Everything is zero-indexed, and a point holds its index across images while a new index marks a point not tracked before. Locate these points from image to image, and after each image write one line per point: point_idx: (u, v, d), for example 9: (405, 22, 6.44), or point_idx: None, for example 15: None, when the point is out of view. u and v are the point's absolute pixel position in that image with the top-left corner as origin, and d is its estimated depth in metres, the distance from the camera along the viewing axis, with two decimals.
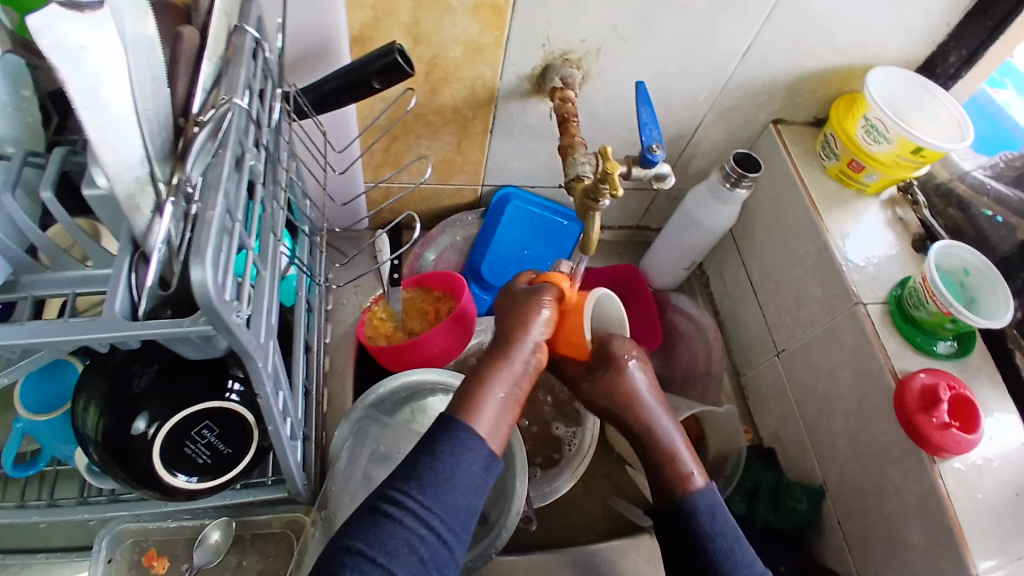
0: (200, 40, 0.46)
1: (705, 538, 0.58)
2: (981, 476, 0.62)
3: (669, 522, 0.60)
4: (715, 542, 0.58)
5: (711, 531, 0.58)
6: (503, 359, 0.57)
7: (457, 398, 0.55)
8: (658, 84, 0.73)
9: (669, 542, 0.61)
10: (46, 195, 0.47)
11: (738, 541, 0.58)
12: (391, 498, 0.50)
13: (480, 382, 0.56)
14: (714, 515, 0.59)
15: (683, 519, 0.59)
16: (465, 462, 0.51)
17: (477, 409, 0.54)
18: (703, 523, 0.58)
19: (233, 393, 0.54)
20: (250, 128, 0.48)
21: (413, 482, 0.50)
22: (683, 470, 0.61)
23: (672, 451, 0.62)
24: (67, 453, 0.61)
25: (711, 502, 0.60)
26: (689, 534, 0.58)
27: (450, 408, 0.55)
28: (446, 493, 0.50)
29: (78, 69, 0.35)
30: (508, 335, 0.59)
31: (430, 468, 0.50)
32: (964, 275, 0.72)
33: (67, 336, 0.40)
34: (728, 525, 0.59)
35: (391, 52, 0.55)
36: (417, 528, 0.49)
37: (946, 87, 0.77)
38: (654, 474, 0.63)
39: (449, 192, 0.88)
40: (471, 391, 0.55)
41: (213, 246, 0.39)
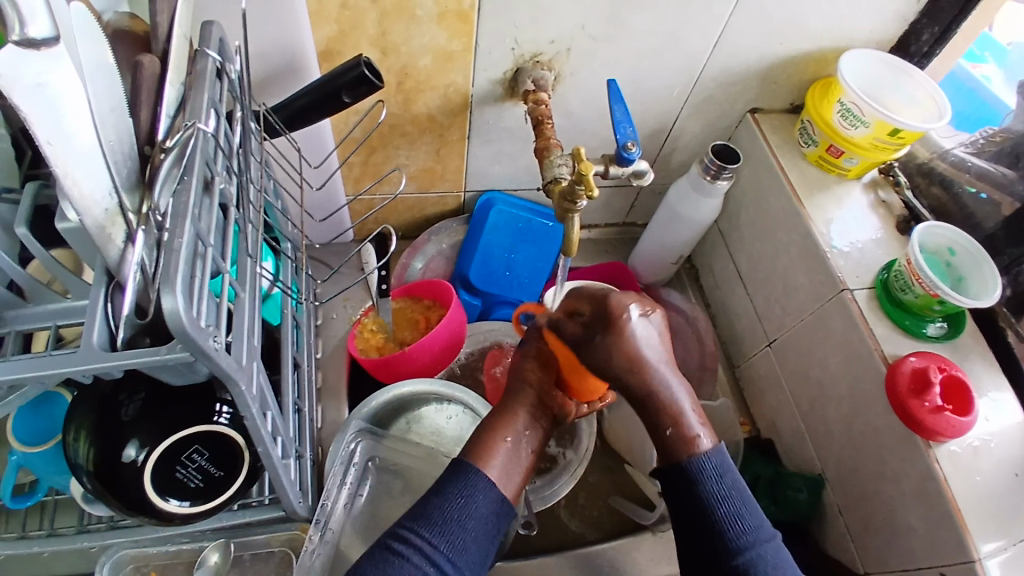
0: (161, 66, 0.46)
1: (714, 503, 0.55)
2: (978, 457, 0.62)
3: (672, 484, 0.57)
4: (721, 506, 0.55)
5: (718, 494, 0.55)
6: (506, 412, 0.61)
7: (469, 445, 0.58)
8: (632, 80, 0.73)
9: (672, 503, 0.58)
10: (20, 231, 0.47)
11: (750, 513, 0.56)
12: (400, 536, 0.52)
13: (490, 432, 0.59)
14: (721, 478, 0.56)
15: (691, 482, 0.56)
16: (475, 503, 0.53)
17: (486, 453, 0.57)
18: (709, 485, 0.55)
19: (222, 416, 0.54)
20: (217, 152, 0.48)
21: (421, 521, 0.52)
22: (689, 431, 0.56)
23: (676, 410, 0.56)
24: (63, 483, 0.62)
25: (718, 465, 0.56)
26: (696, 496, 0.56)
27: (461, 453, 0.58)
28: (455, 533, 0.52)
29: (38, 106, 0.35)
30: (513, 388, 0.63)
31: (439, 509, 0.52)
32: (950, 254, 0.71)
33: (47, 371, 0.41)
34: (736, 488, 0.56)
35: (359, 65, 0.56)
36: (423, 565, 0.50)
37: (921, 65, 0.77)
38: (656, 436, 0.58)
39: (432, 200, 0.88)
40: (481, 439, 0.58)
41: (183, 273, 0.39)
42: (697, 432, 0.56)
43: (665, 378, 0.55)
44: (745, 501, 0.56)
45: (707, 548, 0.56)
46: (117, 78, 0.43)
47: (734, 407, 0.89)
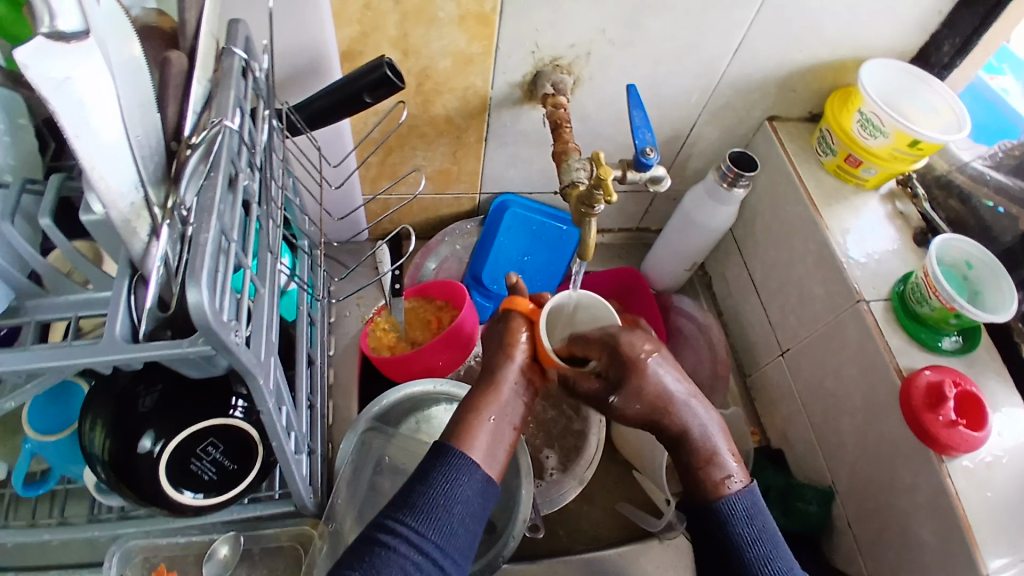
0: (188, 64, 0.47)
1: (743, 545, 0.55)
2: (991, 472, 0.62)
3: (704, 526, 0.57)
4: (750, 547, 0.55)
5: (748, 537, 0.55)
6: (490, 388, 0.59)
7: (450, 426, 0.57)
8: (650, 86, 0.73)
9: (705, 545, 0.58)
10: (44, 222, 0.48)
11: (776, 546, 0.55)
12: (386, 527, 0.50)
13: (471, 412, 0.57)
14: (751, 520, 0.56)
15: (721, 524, 0.56)
16: (461, 488, 0.52)
17: (468, 436, 0.55)
18: (739, 528, 0.55)
19: (237, 409, 0.54)
20: (242, 149, 0.48)
21: (407, 509, 0.51)
22: (719, 474, 0.57)
23: (710, 450, 0.58)
24: (78, 472, 0.62)
25: (749, 507, 0.56)
26: (727, 540, 0.55)
27: (444, 436, 0.56)
28: (442, 520, 0.51)
29: (65, 102, 0.36)
30: (493, 366, 0.60)
31: (424, 495, 0.51)
32: (967, 268, 0.71)
33: (70, 361, 0.41)
34: (766, 528, 0.56)
35: (381, 66, 0.56)
36: (412, 555, 0.49)
37: (940, 77, 0.77)
38: (688, 477, 0.59)
39: (447, 201, 0.89)
40: (463, 420, 0.57)
41: (207, 267, 0.39)
42: (727, 475, 0.57)
43: (695, 420, 0.59)
44: (773, 533, 0.56)
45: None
46: (146, 74, 0.43)
47: (745, 417, 0.89)
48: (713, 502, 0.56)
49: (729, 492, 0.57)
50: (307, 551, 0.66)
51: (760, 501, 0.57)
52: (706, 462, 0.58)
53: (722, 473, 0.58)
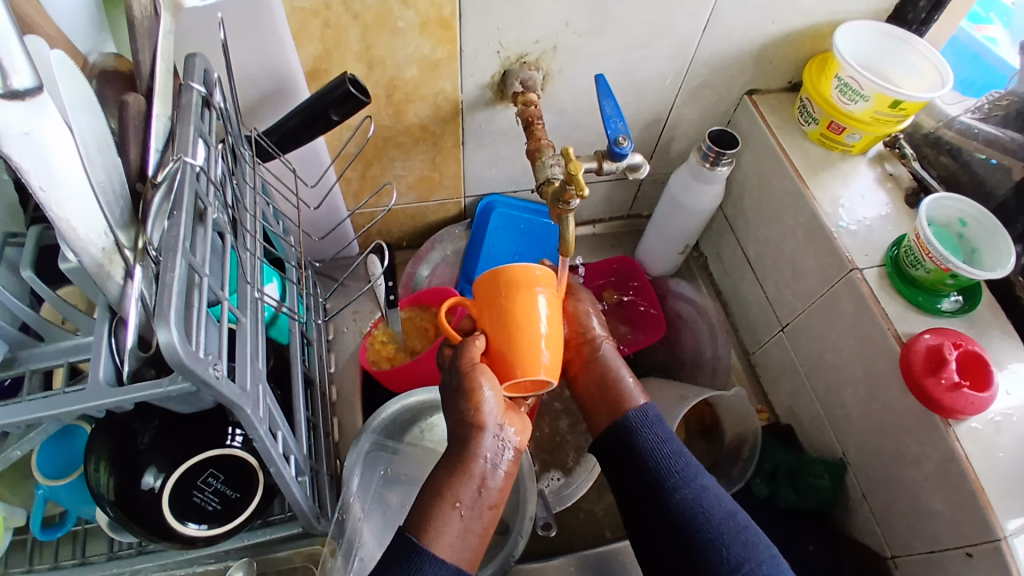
0: (146, 102, 0.47)
1: (655, 444, 0.62)
2: (1000, 433, 0.60)
3: (615, 440, 0.64)
4: (659, 447, 0.62)
5: (654, 437, 0.63)
6: (458, 471, 0.56)
7: (413, 514, 0.55)
8: (622, 72, 0.72)
9: (618, 468, 0.63)
10: (26, 274, 0.49)
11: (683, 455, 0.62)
12: None
13: (440, 494, 0.55)
14: (658, 424, 0.64)
15: (630, 432, 0.64)
16: None
17: (434, 530, 0.53)
18: (646, 432, 0.63)
19: (234, 440, 0.56)
20: (207, 183, 0.48)
21: None
22: (622, 393, 0.67)
23: (615, 376, 0.68)
24: (91, 512, 0.63)
25: (653, 416, 0.65)
26: (638, 443, 0.63)
27: (408, 524, 0.54)
28: None
29: (28, 157, 0.36)
30: (460, 437, 0.57)
31: None
32: (961, 226, 0.69)
33: (60, 409, 0.42)
34: (672, 435, 0.64)
35: (344, 83, 0.56)
36: None
37: (920, 33, 0.75)
38: (604, 398, 0.68)
39: (433, 208, 0.89)
40: (429, 504, 0.55)
41: (177, 306, 0.39)
42: (631, 394, 0.67)
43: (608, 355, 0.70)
44: (676, 440, 0.63)
45: (647, 492, 0.60)
46: (101, 119, 0.44)
47: (750, 396, 0.88)
48: (618, 416, 0.66)
49: (631, 405, 0.66)
50: None
51: (659, 418, 0.65)
52: (616, 382, 0.68)
53: (625, 390, 0.67)
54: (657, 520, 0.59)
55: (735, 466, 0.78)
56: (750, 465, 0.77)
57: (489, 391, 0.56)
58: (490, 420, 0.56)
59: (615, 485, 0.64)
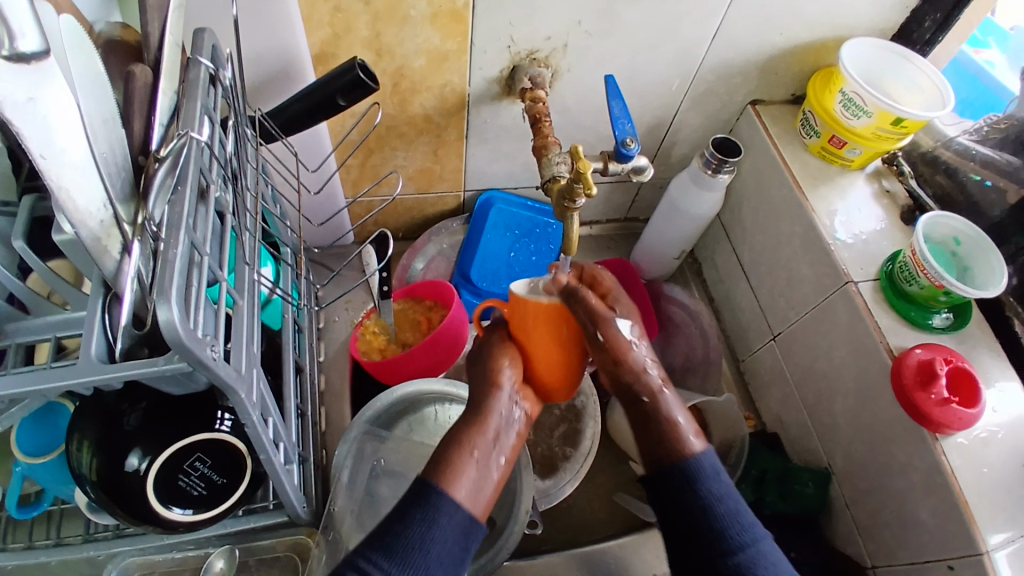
0: (152, 75, 0.46)
1: (711, 502, 0.56)
2: (986, 448, 0.61)
3: (667, 484, 0.58)
4: (718, 504, 0.56)
5: (715, 493, 0.56)
6: (477, 424, 0.56)
7: (432, 462, 0.54)
8: (629, 74, 0.72)
9: (668, 514, 0.58)
10: (17, 244, 0.48)
11: (742, 511, 0.57)
12: (359, 567, 0.48)
13: (459, 447, 0.55)
14: (717, 477, 0.57)
15: (687, 481, 0.57)
16: (439, 528, 0.50)
17: (452, 472, 0.53)
18: (707, 484, 0.57)
19: (223, 423, 0.54)
20: (212, 161, 0.47)
21: (380, 551, 0.49)
22: (678, 436, 0.58)
23: (670, 417, 0.59)
24: (69, 492, 0.62)
25: (713, 466, 0.58)
26: (693, 497, 0.56)
27: (426, 472, 0.54)
28: (416, 566, 0.49)
29: (32, 124, 0.35)
30: (480, 397, 0.58)
31: (400, 539, 0.49)
32: (955, 244, 0.70)
33: (47, 383, 0.41)
34: (731, 489, 0.58)
35: (354, 68, 0.55)
36: None
37: (923, 53, 0.76)
38: (652, 439, 0.59)
39: (432, 200, 0.88)
40: (449, 455, 0.54)
41: (178, 284, 0.38)
42: (688, 438, 0.58)
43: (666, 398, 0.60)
44: (737, 494, 0.57)
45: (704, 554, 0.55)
46: (107, 90, 0.42)
47: (739, 403, 0.89)
48: (672, 463, 0.58)
49: (688, 453, 0.58)
50: (304, 559, 0.66)
51: (718, 466, 0.59)
52: (670, 420, 0.59)
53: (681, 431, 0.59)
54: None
55: None
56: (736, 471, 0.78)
57: (507, 364, 0.59)
58: (506, 382, 0.58)
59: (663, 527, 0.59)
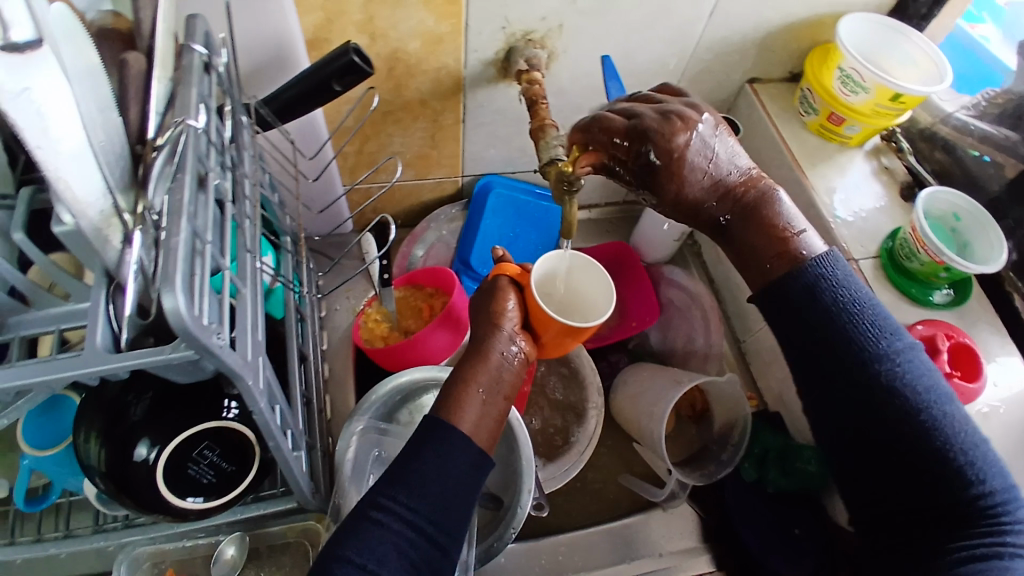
0: (146, 64, 0.46)
1: (836, 301, 0.55)
2: (988, 423, 0.62)
3: (786, 296, 0.56)
4: (848, 305, 0.54)
5: (842, 295, 0.54)
6: (480, 358, 0.56)
7: (443, 398, 0.55)
8: (626, 54, 0.72)
9: (790, 323, 0.57)
10: (18, 237, 0.47)
11: (877, 318, 0.54)
12: (378, 504, 0.50)
13: (465, 381, 0.55)
14: (840, 278, 0.56)
15: (807, 291, 0.55)
16: (451, 460, 0.52)
17: (459, 408, 0.54)
18: (830, 286, 0.55)
19: (230, 411, 0.55)
20: (211, 148, 0.47)
21: (399, 485, 0.50)
22: (785, 243, 0.58)
23: (774, 219, 0.58)
24: (78, 484, 0.63)
25: (834, 267, 0.56)
26: (816, 297, 0.55)
27: (434, 409, 0.55)
28: (434, 494, 0.51)
29: (25, 113, 0.35)
30: (482, 333, 0.58)
31: (414, 470, 0.51)
32: (955, 220, 0.71)
33: (53, 374, 0.41)
34: (857, 288, 0.56)
35: (347, 52, 0.55)
36: (404, 531, 0.49)
37: (919, 28, 0.76)
38: (757, 250, 0.59)
39: (429, 186, 0.88)
40: (455, 390, 0.55)
41: (182, 271, 0.38)
42: (807, 242, 0.58)
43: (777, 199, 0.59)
44: (865, 290, 0.56)
45: (839, 361, 0.54)
46: (102, 78, 0.42)
47: (741, 383, 0.90)
48: (793, 266, 0.57)
49: (809, 256, 0.57)
50: (315, 545, 0.66)
51: (843, 272, 0.56)
52: (775, 217, 0.59)
53: (786, 229, 0.59)
54: (854, 387, 0.54)
55: (725, 450, 0.79)
56: (740, 449, 0.77)
57: (511, 303, 0.60)
58: (507, 322, 0.59)
59: (784, 339, 0.58)
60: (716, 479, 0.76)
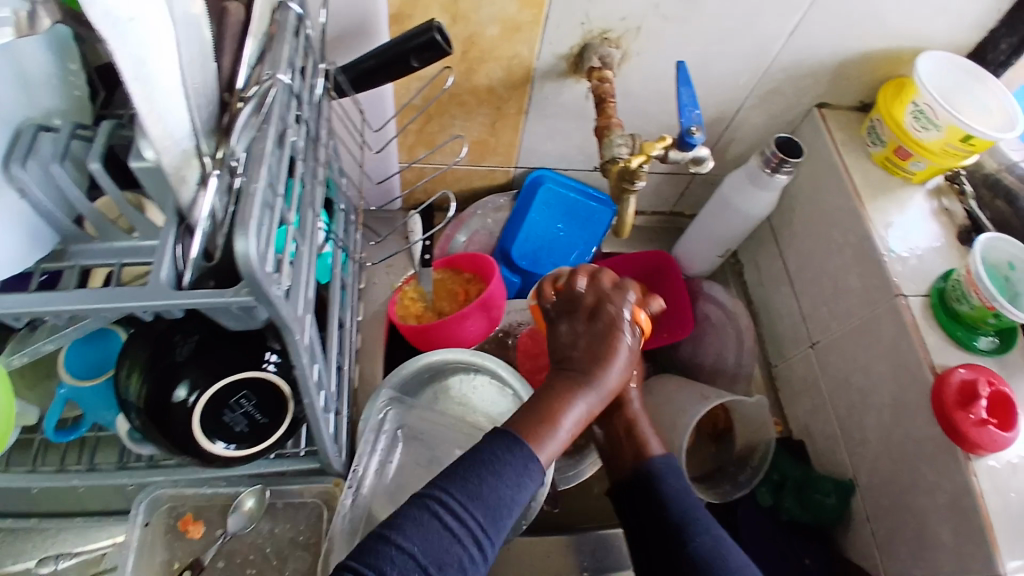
0: (245, 15, 0.47)
1: (667, 497, 0.58)
2: (1017, 475, 0.61)
3: (633, 491, 0.60)
4: (680, 498, 0.58)
5: (675, 489, 0.59)
6: (587, 391, 0.54)
7: (525, 420, 0.52)
8: (700, 63, 0.72)
9: (639, 526, 0.58)
10: (94, 166, 0.46)
11: (701, 510, 0.58)
12: (447, 506, 0.46)
13: (561, 412, 0.53)
14: (676, 479, 0.60)
15: (650, 482, 0.59)
16: (527, 489, 0.49)
17: (543, 435, 0.51)
18: (667, 481, 0.59)
19: (270, 363, 0.56)
20: (293, 105, 0.48)
21: (475, 500, 0.47)
22: (641, 438, 0.64)
23: (632, 418, 0.66)
24: (109, 420, 0.63)
25: (672, 467, 0.61)
26: (653, 495, 0.59)
27: (516, 429, 0.52)
28: (502, 516, 0.48)
29: (128, 45, 0.36)
30: (600, 366, 0.55)
31: (493, 490, 0.48)
32: (1010, 268, 0.69)
33: (116, 302, 0.42)
34: (688, 489, 0.60)
35: (431, 30, 0.56)
36: (470, 546, 0.46)
37: (997, 74, 0.74)
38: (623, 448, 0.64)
39: (482, 173, 0.88)
40: (548, 417, 0.52)
41: (257, 218, 0.39)
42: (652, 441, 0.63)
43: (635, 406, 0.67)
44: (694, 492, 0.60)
45: (660, 545, 0.56)
46: (205, 25, 0.43)
47: (769, 408, 0.89)
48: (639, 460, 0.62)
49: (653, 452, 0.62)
50: (331, 508, 0.67)
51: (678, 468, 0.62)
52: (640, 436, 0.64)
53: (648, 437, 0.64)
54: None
55: (743, 471, 0.79)
56: (758, 473, 0.78)
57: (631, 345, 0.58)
58: (623, 363, 0.56)
59: (632, 539, 0.59)
60: (730, 498, 0.77)
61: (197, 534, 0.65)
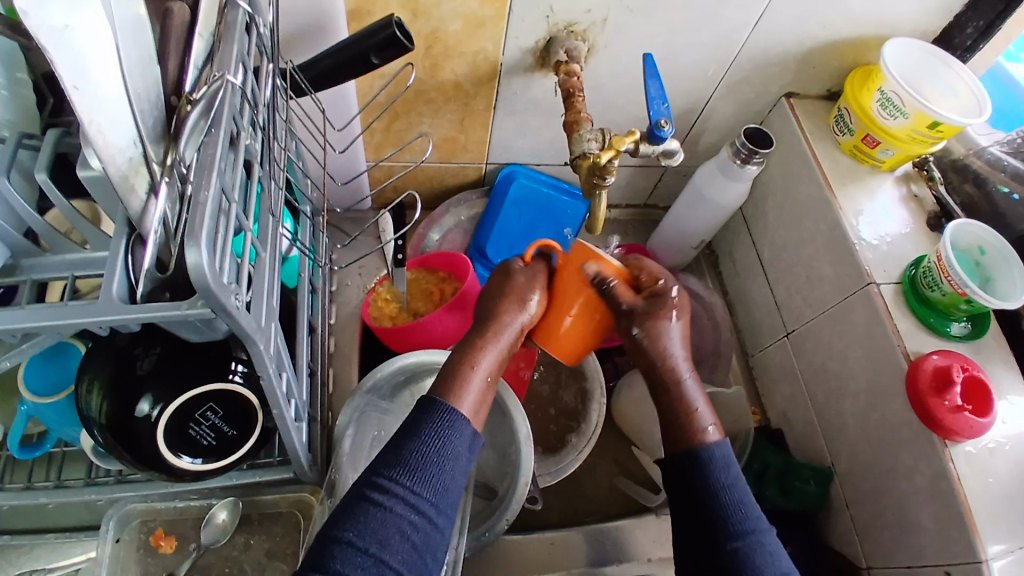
0: (190, 17, 0.45)
1: (717, 489, 0.56)
2: (993, 459, 0.62)
3: (679, 472, 0.58)
4: (725, 493, 0.56)
5: (724, 482, 0.57)
6: (491, 340, 0.61)
7: (441, 381, 0.59)
8: (668, 55, 0.71)
9: (681, 506, 0.58)
10: (41, 177, 0.45)
11: (750, 503, 0.56)
12: (377, 485, 0.51)
13: (470, 366, 0.59)
14: (728, 469, 0.58)
15: (699, 470, 0.57)
16: (451, 443, 0.54)
17: (458, 393, 0.58)
18: (718, 471, 0.57)
19: (236, 374, 0.54)
20: (245, 107, 0.46)
21: (400, 468, 0.51)
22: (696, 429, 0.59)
23: (688, 407, 0.61)
24: (74, 435, 0.62)
25: (725, 456, 0.58)
26: (699, 482, 0.57)
27: (433, 392, 0.58)
28: (433, 476, 0.52)
29: (62, 53, 0.34)
30: (496, 319, 0.62)
31: (414, 453, 0.52)
32: (980, 254, 0.70)
33: (66, 320, 0.40)
34: (739, 480, 0.57)
35: (391, 25, 0.54)
36: (407, 514, 0.50)
37: (963, 60, 0.75)
38: (671, 428, 0.61)
39: (453, 170, 0.87)
40: (459, 373, 0.59)
41: (208, 228, 0.37)
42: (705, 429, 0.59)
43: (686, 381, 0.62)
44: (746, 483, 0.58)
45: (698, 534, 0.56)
46: (147, 28, 0.42)
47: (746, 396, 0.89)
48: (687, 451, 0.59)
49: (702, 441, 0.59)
50: (306, 518, 0.65)
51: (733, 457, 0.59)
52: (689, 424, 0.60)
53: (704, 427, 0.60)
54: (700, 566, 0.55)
55: None
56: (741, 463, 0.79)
57: (535, 298, 0.64)
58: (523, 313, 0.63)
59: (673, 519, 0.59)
60: None
61: (169, 548, 0.63)
